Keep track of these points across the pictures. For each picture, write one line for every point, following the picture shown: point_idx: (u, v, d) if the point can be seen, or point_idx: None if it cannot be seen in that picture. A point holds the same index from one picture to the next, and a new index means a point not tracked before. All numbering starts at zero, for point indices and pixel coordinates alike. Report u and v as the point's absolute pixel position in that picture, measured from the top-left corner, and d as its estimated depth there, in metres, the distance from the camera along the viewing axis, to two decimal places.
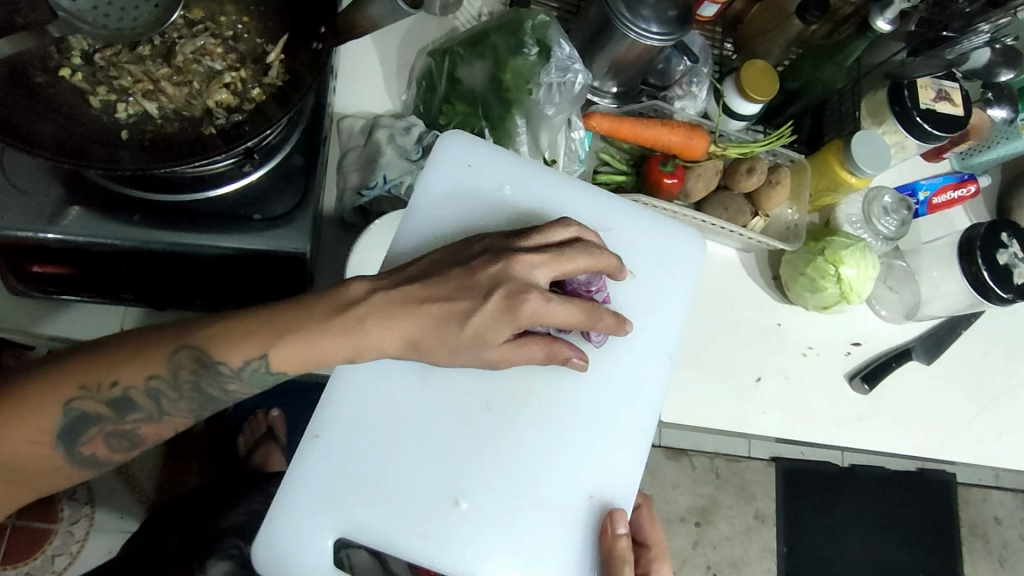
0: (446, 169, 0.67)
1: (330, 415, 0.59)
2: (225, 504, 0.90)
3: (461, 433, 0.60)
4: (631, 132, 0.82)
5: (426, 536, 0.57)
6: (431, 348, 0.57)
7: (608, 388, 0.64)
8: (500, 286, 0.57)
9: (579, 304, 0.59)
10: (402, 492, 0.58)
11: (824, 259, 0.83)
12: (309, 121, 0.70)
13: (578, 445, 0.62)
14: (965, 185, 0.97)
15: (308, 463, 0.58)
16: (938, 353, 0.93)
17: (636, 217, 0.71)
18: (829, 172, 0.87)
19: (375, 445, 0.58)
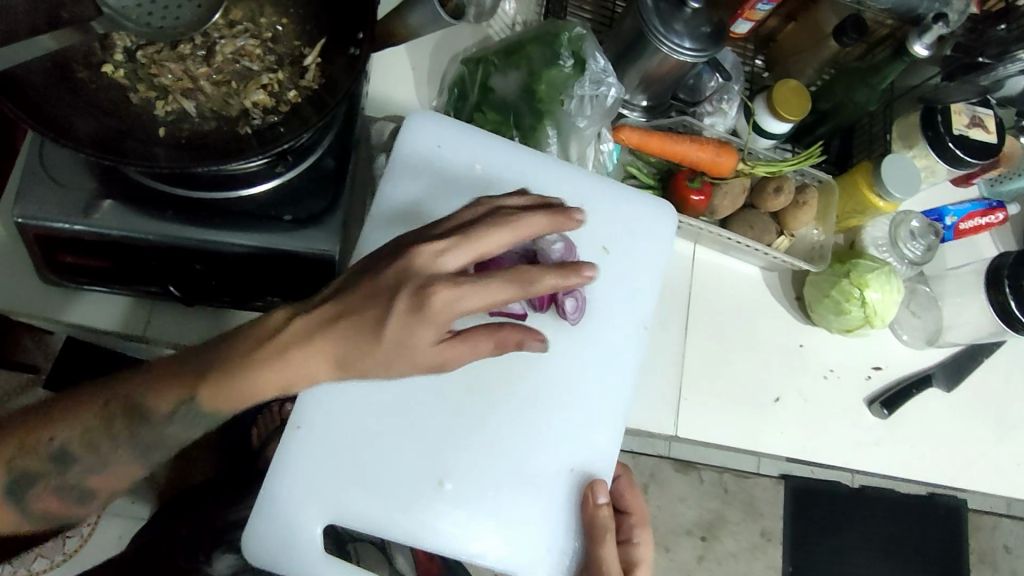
0: (428, 169, 0.70)
1: (310, 408, 0.61)
2: (230, 499, 0.88)
3: (441, 415, 0.63)
4: (659, 147, 0.82)
5: (415, 513, 0.61)
6: (360, 364, 0.51)
7: (583, 373, 0.68)
8: (405, 285, 0.50)
9: (509, 284, 0.51)
10: (389, 472, 0.61)
11: (850, 281, 0.83)
12: (342, 125, 0.70)
13: (555, 423, 0.66)
14: (993, 212, 0.96)
15: (293, 457, 0.60)
16: (959, 380, 0.93)
17: (615, 211, 0.73)
18: (857, 194, 0.86)
19: (360, 427, 0.62)
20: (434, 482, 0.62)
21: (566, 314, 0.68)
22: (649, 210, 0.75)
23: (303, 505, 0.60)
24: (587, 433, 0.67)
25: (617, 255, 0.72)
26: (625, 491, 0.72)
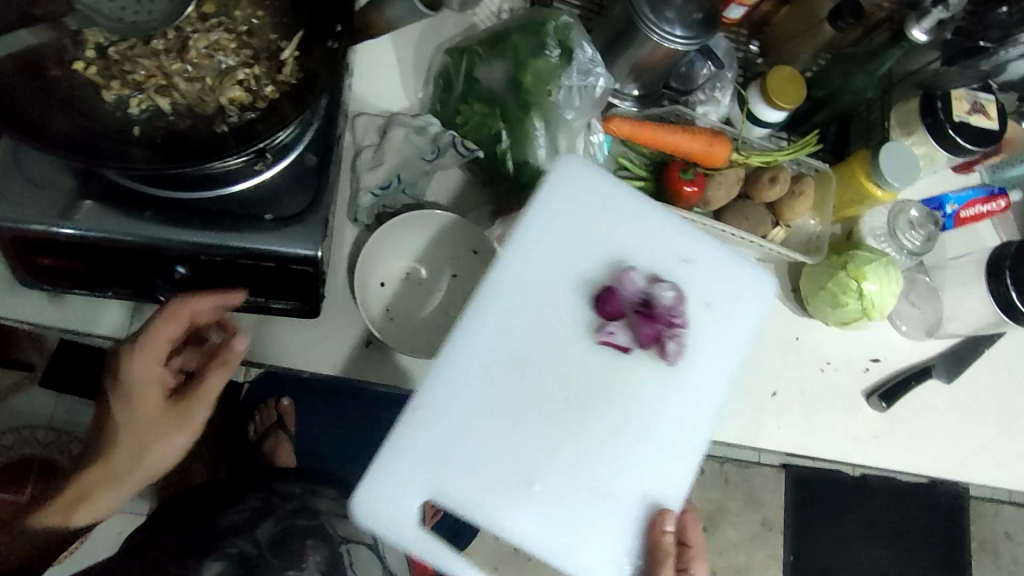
0: (558, 191, 0.69)
1: (431, 393, 0.63)
2: (224, 503, 0.87)
3: (538, 427, 0.65)
4: (651, 137, 0.80)
5: (500, 511, 0.63)
6: (177, 419, 0.69)
7: (676, 402, 0.69)
8: (130, 381, 0.65)
9: (156, 333, 0.64)
10: (481, 473, 0.63)
11: (846, 273, 0.81)
12: (324, 120, 0.68)
13: (635, 446, 0.67)
14: (994, 200, 0.94)
15: (408, 435, 0.62)
16: (959, 372, 0.91)
17: (718, 264, 0.72)
18: (854, 183, 0.84)
19: (473, 418, 0.64)
20: (521, 482, 0.64)
21: (666, 355, 0.68)
22: (751, 269, 0.73)
23: (397, 492, 0.62)
24: (668, 455, 0.68)
25: (720, 305, 0.72)
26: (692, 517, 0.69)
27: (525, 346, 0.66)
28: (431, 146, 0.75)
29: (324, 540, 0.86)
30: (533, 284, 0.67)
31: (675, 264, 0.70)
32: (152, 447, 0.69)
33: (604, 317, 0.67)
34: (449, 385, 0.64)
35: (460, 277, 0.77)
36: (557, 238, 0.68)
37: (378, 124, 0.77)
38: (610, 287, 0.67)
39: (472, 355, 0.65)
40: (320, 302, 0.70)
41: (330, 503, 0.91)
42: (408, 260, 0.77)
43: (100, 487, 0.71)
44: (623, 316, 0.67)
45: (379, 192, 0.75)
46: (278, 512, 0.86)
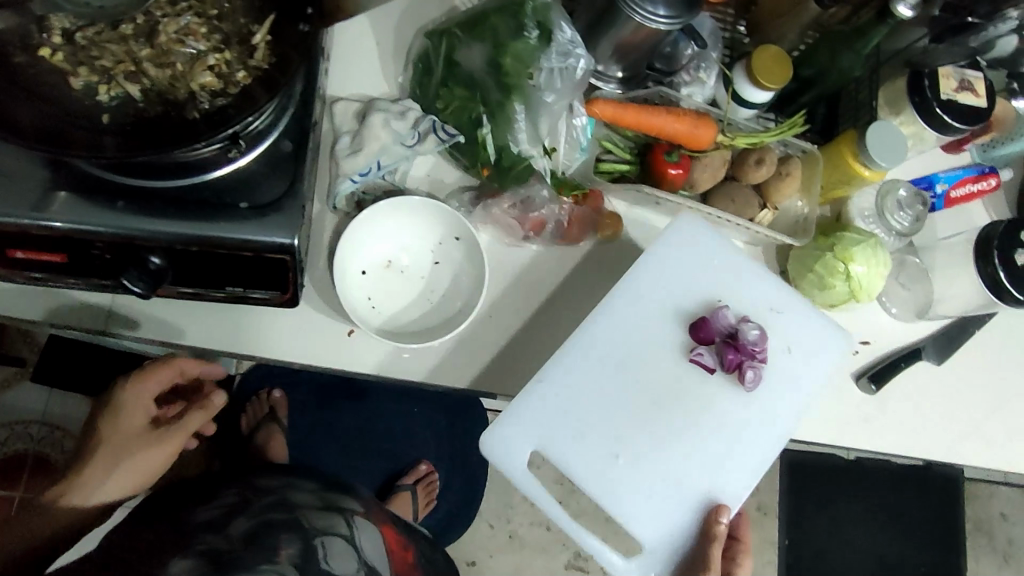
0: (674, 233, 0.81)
1: (557, 367, 0.76)
2: (201, 499, 0.85)
3: (639, 418, 0.77)
4: (635, 120, 0.79)
5: (592, 473, 0.76)
6: (135, 449, 0.80)
7: (750, 413, 0.79)
8: (113, 409, 0.81)
9: (151, 375, 0.81)
10: (589, 442, 0.76)
11: (834, 255, 0.80)
12: (298, 105, 0.67)
13: (706, 443, 0.78)
14: (985, 178, 0.93)
15: (534, 396, 0.76)
16: (949, 353, 0.91)
17: (798, 313, 0.82)
18: (842, 164, 0.83)
19: (585, 394, 0.76)
20: (613, 455, 0.76)
21: (745, 382, 0.77)
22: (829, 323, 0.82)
23: (516, 445, 0.76)
24: (736, 464, 0.78)
25: (798, 353, 0.81)
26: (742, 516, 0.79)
27: (634, 347, 0.78)
28: (410, 131, 0.74)
29: (298, 532, 0.81)
30: (647, 303, 0.79)
31: (759, 306, 0.81)
32: (127, 463, 0.79)
33: (698, 340, 0.78)
34: (578, 370, 0.76)
35: (442, 265, 0.77)
36: (665, 262, 0.80)
37: (357, 110, 0.76)
38: (705, 317, 0.78)
39: (597, 350, 0.77)
40: (297, 291, 0.68)
41: (306, 497, 0.89)
42: (389, 247, 0.76)
43: (61, 510, 0.79)
44: (711, 342, 0.78)
45: (358, 179, 0.73)
46: (252, 508, 0.83)
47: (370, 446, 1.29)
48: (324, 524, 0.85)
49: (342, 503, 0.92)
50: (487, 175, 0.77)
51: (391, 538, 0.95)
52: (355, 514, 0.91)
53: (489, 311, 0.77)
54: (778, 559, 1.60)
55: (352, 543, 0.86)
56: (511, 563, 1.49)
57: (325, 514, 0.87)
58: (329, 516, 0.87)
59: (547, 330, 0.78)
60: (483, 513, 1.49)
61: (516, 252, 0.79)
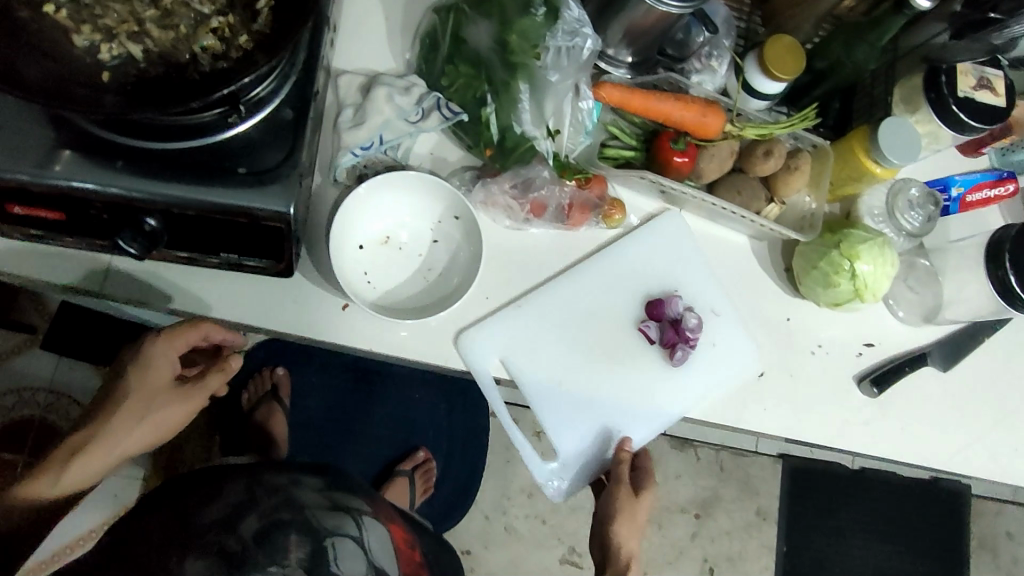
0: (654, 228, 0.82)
1: (534, 296, 0.77)
2: (203, 492, 0.73)
3: (598, 359, 0.77)
4: (642, 105, 0.77)
5: (538, 392, 0.76)
6: (158, 410, 0.73)
7: (700, 374, 0.81)
8: (132, 367, 0.72)
9: (178, 335, 0.71)
10: (547, 364, 0.76)
11: (840, 253, 0.78)
12: (301, 74, 0.66)
13: (653, 386, 0.78)
14: (1003, 184, 0.91)
15: (509, 319, 0.76)
16: (956, 359, 0.89)
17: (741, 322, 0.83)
18: (853, 160, 0.81)
19: (554, 324, 0.77)
20: (563, 380, 0.76)
21: (672, 359, 0.78)
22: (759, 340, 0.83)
23: (488, 349, 0.75)
24: (668, 416, 0.79)
25: (721, 350, 0.81)
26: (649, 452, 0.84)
27: (602, 293, 0.79)
28: (414, 107, 0.74)
29: (309, 536, 0.72)
30: (617, 262, 0.80)
31: (703, 307, 0.82)
32: (150, 417, 0.72)
33: (648, 315, 0.79)
34: (554, 297, 0.77)
35: (441, 244, 0.76)
36: (643, 237, 0.81)
37: (362, 85, 0.75)
38: (660, 299, 0.78)
39: (573, 285, 0.78)
40: (293, 262, 0.68)
41: (313, 496, 0.77)
42: (387, 224, 0.75)
43: (73, 470, 0.70)
44: (660, 320, 0.78)
45: (359, 154, 0.72)
46: (261, 504, 0.73)
47: (367, 429, 1.28)
48: (336, 524, 0.74)
49: (350, 501, 0.80)
50: (491, 155, 0.76)
51: (398, 536, 0.84)
52: (363, 513, 0.80)
53: (486, 292, 0.76)
54: (776, 565, 1.58)
55: (363, 548, 0.75)
56: (506, 555, 1.49)
57: (334, 512, 0.76)
58: (338, 517, 0.75)
59: (523, 294, 0.77)
60: (480, 502, 1.49)
61: (516, 235, 0.78)
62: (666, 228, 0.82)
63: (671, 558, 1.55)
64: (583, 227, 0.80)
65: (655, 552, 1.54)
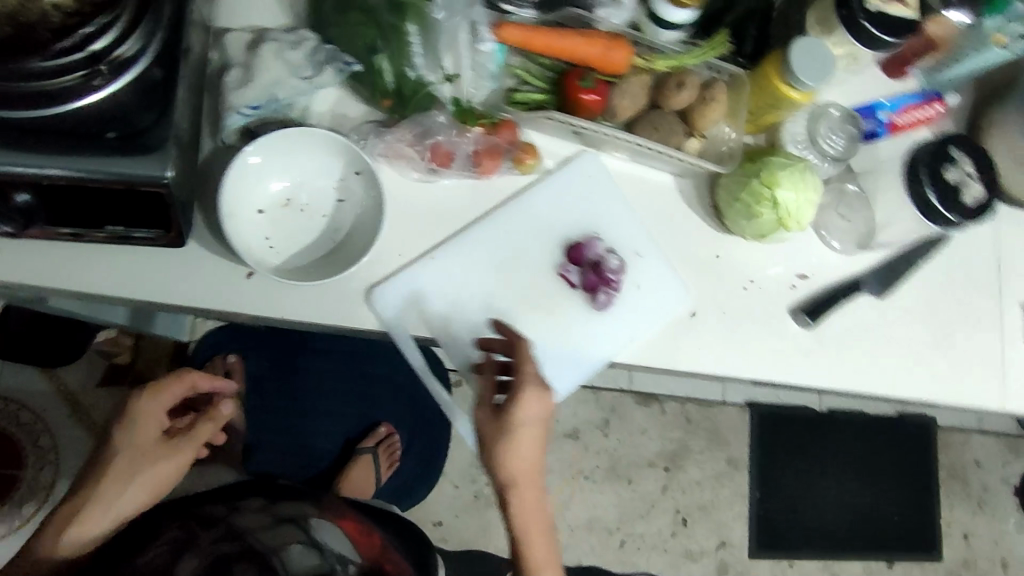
0: (570, 177, 0.80)
1: (448, 247, 0.75)
2: (141, 543, 0.73)
3: (519, 307, 0.76)
4: (545, 45, 0.75)
5: (456, 344, 0.74)
6: (150, 470, 0.73)
7: (624, 317, 0.79)
8: (117, 426, 0.73)
9: (167, 388, 0.74)
10: (465, 315, 0.75)
11: (759, 181, 0.76)
12: (170, 30, 0.62)
13: (577, 330, 0.77)
14: (931, 104, 0.90)
15: (423, 272, 0.74)
16: (891, 286, 0.88)
17: (666, 265, 0.81)
18: (768, 87, 0.78)
19: (470, 273, 0.75)
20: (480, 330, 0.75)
21: (596, 303, 0.78)
22: (688, 276, 0.82)
23: (403, 301, 0.73)
24: (588, 361, 0.78)
25: (648, 291, 0.80)
26: (533, 352, 0.69)
27: (519, 242, 0.77)
28: (306, 61, 0.70)
29: (254, 558, 0.70)
30: (530, 211, 0.78)
31: (626, 249, 0.81)
32: (141, 477, 0.73)
33: (568, 259, 0.78)
34: (469, 248, 0.76)
35: (347, 202, 0.73)
36: (556, 184, 0.79)
37: (248, 41, 0.71)
38: (579, 243, 0.78)
39: (488, 233, 0.76)
40: (183, 231, 0.65)
41: (254, 516, 0.77)
42: (287, 185, 0.72)
43: (73, 532, 0.71)
44: (580, 263, 0.78)
45: (249, 114, 0.70)
46: (199, 542, 0.72)
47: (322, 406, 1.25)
48: (279, 538, 0.73)
49: (293, 511, 0.80)
50: (389, 105, 0.74)
51: (355, 529, 0.81)
52: (310, 518, 0.79)
53: (399, 250, 0.74)
54: (749, 511, 1.57)
55: (315, 546, 0.73)
56: (477, 522, 1.48)
57: (277, 525, 0.75)
58: (282, 531, 0.75)
59: (438, 250, 0.75)
60: (448, 472, 1.48)
61: (427, 189, 0.75)
62: (582, 175, 0.80)
63: (644, 512, 1.53)
64: (496, 174, 0.77)
65: (627, 507, 1.52)
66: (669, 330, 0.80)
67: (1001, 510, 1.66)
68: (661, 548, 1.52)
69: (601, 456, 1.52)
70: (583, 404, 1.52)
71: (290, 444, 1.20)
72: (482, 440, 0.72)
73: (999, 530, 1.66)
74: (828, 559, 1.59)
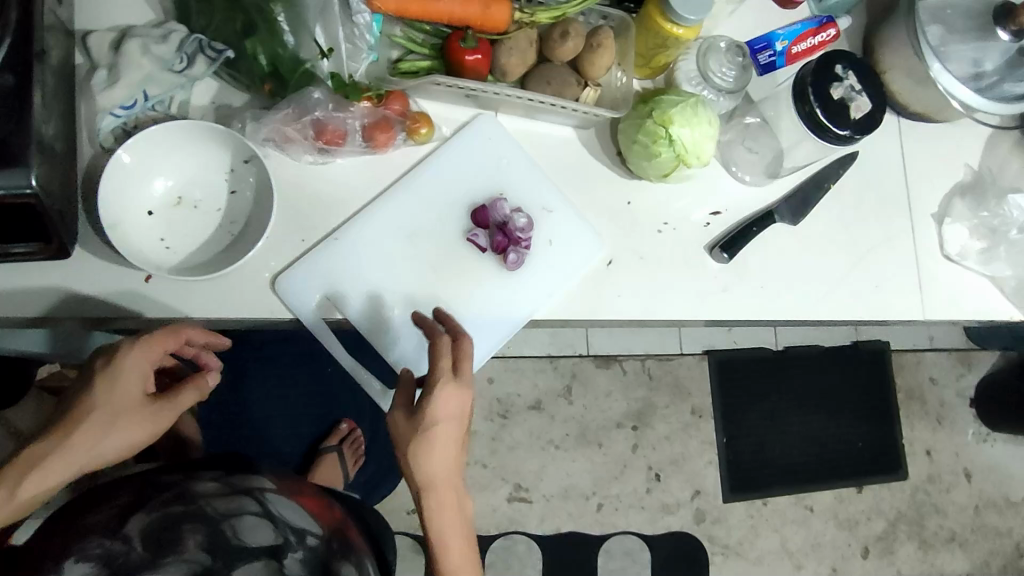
0: (467, 144, 0.79)
1: (349, 227, 0.74)
2: (90, 501, 0.60)
3: (431, 277, 0.75)
4: (421, 9, 0.74)
5: (370, 322, 0.74)
6: (131, 427, 0.64)
7: (539, 275, 0.80)
8: (104, 370, 0.63)
9: (159, 342, 0.65)
10: (377, 293, 0.74)
11: (653, 121, 0.77)
12: (17, 34, 0.59)
13: (492, 293, 0.77)
14: (824, 29, 0.90)
15: (326, 255, 0.73)
16: (803, 212, 0.90)
17: (577, 218, 0.81)
18: (653, 27, 0.78)
19: (377, 250, 0.74)
20: (393, 306, 0.74)
21: (507, 263, 0.77)
22: (600, 226, 0.82)
23: (309, 287, 0.72)
24: (509, 322, 0.78)
25: (560, 247, 0.80)
26: (464, 345, 0.68)
27: (422, 213, 0.76)
28: (176, 54, 0.69)
29: (203, 525, 0.59)
30: (428, 182, 0.77)
31: (534, 206, 0.81)
32: (117, 435, 0.64)
33: (475, 223, 0.77)
34: (373, 224, 0.75)
35: (240, 192, 0.72)
36: (453, 152, 0.78)
37: (113, 40, 0.69)
38: (484, 205, 0.77)
39: (390, 208, 0.75)
40: (65, 243, 0.64)
41: (208, 485, 0.64)
42: (173, 183, 0.70)
43: (30, 484, 0.60)
44: (487, 226, 0.77)
45: (123, 116, 0.68)
46: (148, 503, 0.59)
47: None
48: (233, 506, 0.61)
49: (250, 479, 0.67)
50: (271, 90, 0.72)
51: (315, 504, 0.69)
52: (267, 491, 0.66)
53: (303, 236, 0.73)
54: (720, 457, 1.59)
55: (270, 517, 0.62)
56: None
57: (231, 495, 0.63)
58: (240, 497, 0.63)
59: (341, 230, 0.74)
60: None
61: (322, 170, 0.74)
62: (479, 140, 0.79)
63: (616, 473, 1.54)
64: (392, 148, 0.76)
65: (599, 470, 1.53)
66: (585, 282, 0.81)
67: (960, 423, 1.71)
68: (638, 505, 1.54)
69: (568, 424, 1.53)
70: (542, 374, 1.53)
71: (249, 445, 1.09)
72: (397, 439, 0.68)
73: (960, 442, 1.70)
74: (800, 492, 1.61)
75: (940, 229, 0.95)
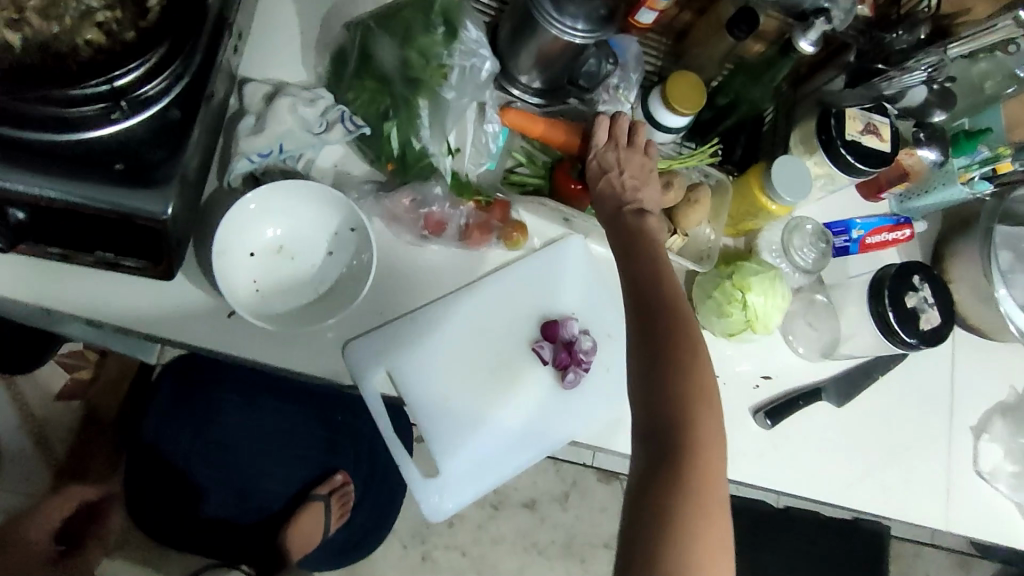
0: (548, 261, 0.82)
1: (424, 310, 0.77)
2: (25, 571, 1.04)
3: (488, 376, 0.78)
4: (545, 133, 0.79)
5: (419, 406, 0.76)
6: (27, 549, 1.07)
7: (588, 403, 0.81)
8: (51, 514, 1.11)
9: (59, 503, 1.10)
10: (438, 380, 0.76)
11: (731, 283, 0.81)
12: (194, 77, 0.64)
13: (542, 403, 0.79)
14: (900, 228, 0.93)
15: (399, 331, 0.76)
16: (850, 396, 0.91)
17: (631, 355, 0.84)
18: (750, 196, 0.83)
19: (445, 338, 0.77)
20: (445, 396, 0.76)
21: (563, 381, 0.79)
22: None
23: (374, 358, 0.75)
24: (551, 441, 0.79)
25: (614, 376, 0.82)
26: (638, 121, 0.77)
27: (492, 317, 0.79)
28: (319, 118, 0.74)
29: None
30: (504, 288, 0.80)
31: (601, 333, 0.83)
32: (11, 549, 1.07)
33: (543, 335, 0.80)
34: (449, 313, 0.78)
35: (337, 255, 0.75)
36: (535, 266, 0.82)
37: (265, 93, 0.75)
38: (555, 322, 0.80)
39: (467, 303, 0.78)
40: (172, 266, 0.67)
41: None
42: (280, 232, 0.74)
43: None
44: (554, 341, 0.80)
45: (256, 160, 0.72)
46: None
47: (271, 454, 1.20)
48: None
49: None
50: (392, 169, 0.77)
51: None
52: None
53: (381, 308, 0.76)
54: None
55: None
56: None
57: None
58: None
59: (415, 314, 0.77)
60: (398, 531, 1.41)
61: (416, 254, 0.78)
62: (558, 260, 0.83)
63: None
64: (485, 247, 0.80)
65: None
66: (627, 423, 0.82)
67: None
68: None
69: (555, 530, 1.48)
70: (544, 475, 1.49)
71: (244, 487, 1.08)
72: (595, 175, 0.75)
73: None
74: None
75: (976, 444, 0.96)
